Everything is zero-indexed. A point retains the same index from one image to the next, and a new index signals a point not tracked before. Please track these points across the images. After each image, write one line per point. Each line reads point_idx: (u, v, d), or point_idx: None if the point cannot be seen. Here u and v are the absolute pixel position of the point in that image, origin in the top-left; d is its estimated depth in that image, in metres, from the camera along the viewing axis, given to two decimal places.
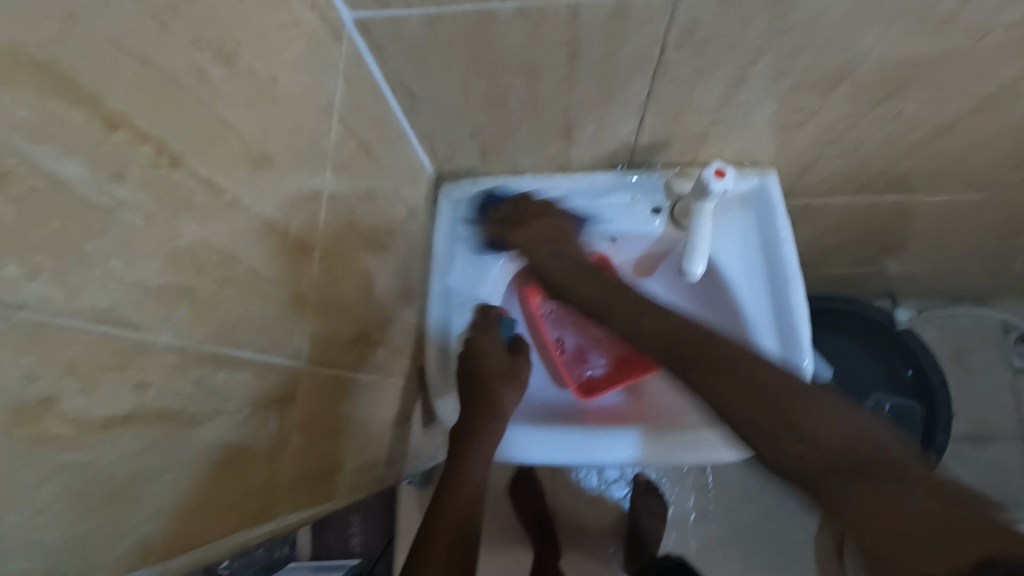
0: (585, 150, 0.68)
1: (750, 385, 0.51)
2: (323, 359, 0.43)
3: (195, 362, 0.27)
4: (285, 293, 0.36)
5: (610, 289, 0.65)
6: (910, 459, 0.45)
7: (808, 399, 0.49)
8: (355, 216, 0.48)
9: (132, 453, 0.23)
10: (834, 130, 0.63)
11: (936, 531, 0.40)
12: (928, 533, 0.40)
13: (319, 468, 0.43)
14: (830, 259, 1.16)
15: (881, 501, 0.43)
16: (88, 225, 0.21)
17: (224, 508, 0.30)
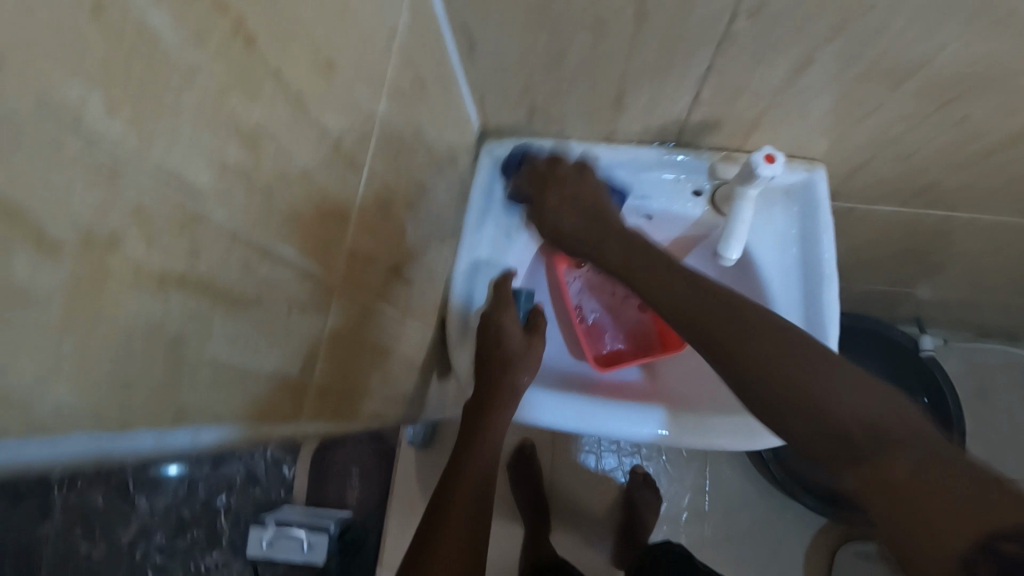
0: (634, 121, 0.67)
1: (772, 355, 0.46)
2: (357, 283, 0.43)
3: (245, 246, 0.28)
4: (332, 206, 0.36)
5: (619, 246, 0.58)
6: (941, 440, 0.39)
7: (826, 366, 0.45)
8: (403, 150, 0.49)
9: (181, 315, 0.24)
10: (893, 129, 0.61)
11: (975, 507, 0.34)
12: (950, 497, 0.35)
13: (340, 389, 0.44)
14: (864, 273, 1.14)
15: (914, 463, 0.37)
16: (167, 79, 0.21)
17: (255, 397, 0.31)
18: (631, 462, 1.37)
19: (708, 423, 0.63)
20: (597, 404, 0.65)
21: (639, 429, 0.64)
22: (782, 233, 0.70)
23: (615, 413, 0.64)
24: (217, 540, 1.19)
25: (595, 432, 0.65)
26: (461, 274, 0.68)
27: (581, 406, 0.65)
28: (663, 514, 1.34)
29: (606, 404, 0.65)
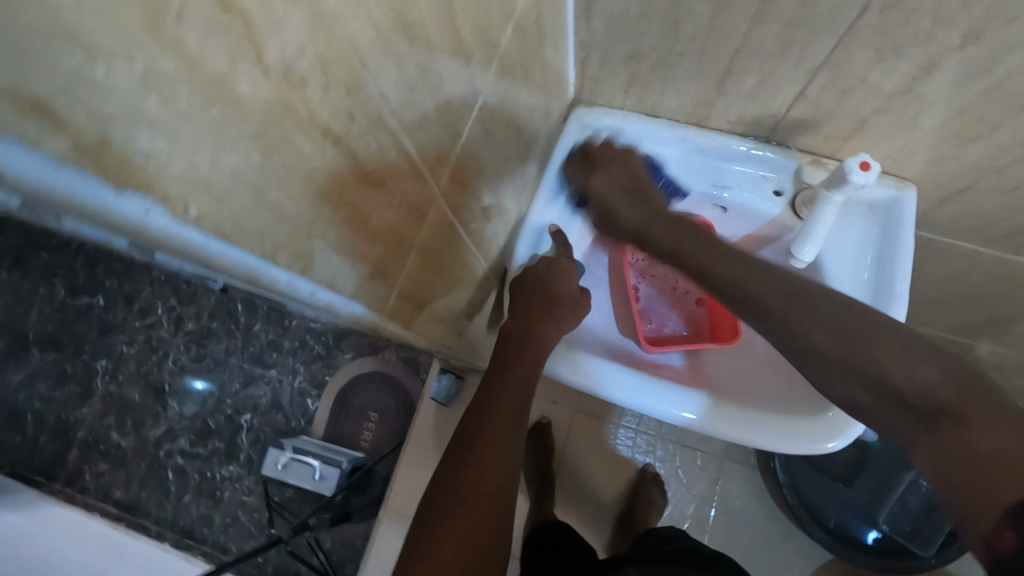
0: (731, 108, 0.67)
1: (834, 318, 0.53)
2: (449, 206, 0.45)
3: None
4: (449, 121, 0.38)
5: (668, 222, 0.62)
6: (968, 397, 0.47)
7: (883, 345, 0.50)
8: (509, 90, 0.50)
9: None
10: (1003, 157, 0.59)
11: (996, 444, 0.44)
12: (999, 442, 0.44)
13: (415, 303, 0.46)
14: (926, 315, 1.11)
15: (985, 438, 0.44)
16: None
17: None
18: (644, 460, 1.39)
19: (742, 415, 0.64)
20: (639, 376, 0.66)
21: (676, 407, 0.65)
22: (857, 247, 0.69)
23: (657, 389, 0.65)
24: (235, 455, 1.28)
25: (626, 405, 0.66)
26: (527, 238, 0.71)
27: (624, 375, 0.66)
28: (665, 516, 1.35)
29: (648, 379, 0.66)
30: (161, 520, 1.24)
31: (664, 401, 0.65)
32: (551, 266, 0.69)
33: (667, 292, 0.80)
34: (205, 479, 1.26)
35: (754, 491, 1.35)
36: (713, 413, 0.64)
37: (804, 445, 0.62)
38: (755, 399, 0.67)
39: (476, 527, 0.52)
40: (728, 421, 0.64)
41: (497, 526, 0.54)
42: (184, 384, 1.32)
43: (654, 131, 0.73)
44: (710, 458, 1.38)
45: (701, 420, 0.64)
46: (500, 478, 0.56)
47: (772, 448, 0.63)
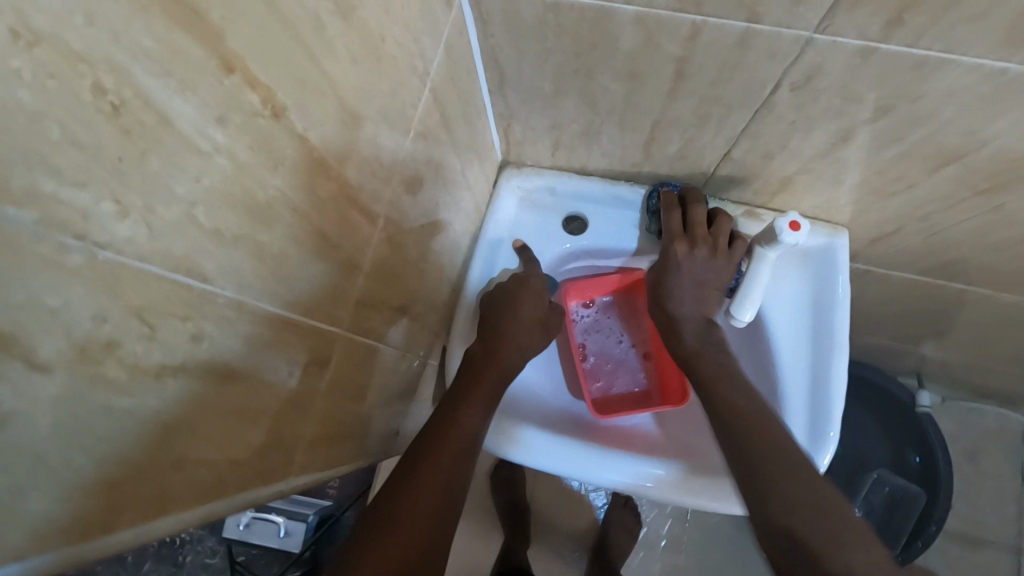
0: (660, 167, 0.66)
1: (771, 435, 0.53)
2: (362, 330, 0.42)
3: (248, 318, 0.26)
4: (345, 260, 0.35)
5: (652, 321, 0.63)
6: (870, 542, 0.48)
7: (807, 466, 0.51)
8: (422, 188, 0.47)
9: (177, 401, 0.23)
10: (925, 207, 0.60)
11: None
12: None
13: (332, 436, 0.43)
14: (871, 328, 1.14)
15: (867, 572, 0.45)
16: (182, 168, 0.20)
17: (243, 462, 0.30)
18: None
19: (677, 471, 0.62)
20: (574, 440, 0.64)
21: (613, 471, 0.63)
22: (797, 295, 0.68)
23: (593, 455, 0.63)
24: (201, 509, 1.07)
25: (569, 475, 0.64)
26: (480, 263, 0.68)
27: (558, 439, 0.64)
28: (641, 538, 1.35)
29: (582, 441, 0.65)
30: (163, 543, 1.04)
31: (606, 469, 0.63)
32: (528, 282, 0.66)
33: (614, 348, 0.78)
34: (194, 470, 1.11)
35: None
36: (648, 476, 0.62)
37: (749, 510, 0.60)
38: (698, 458, 0.65)
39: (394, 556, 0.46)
40: (669, 487, 0.62)
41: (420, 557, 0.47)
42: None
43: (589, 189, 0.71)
44: None
45: (644, 487, 0.62)
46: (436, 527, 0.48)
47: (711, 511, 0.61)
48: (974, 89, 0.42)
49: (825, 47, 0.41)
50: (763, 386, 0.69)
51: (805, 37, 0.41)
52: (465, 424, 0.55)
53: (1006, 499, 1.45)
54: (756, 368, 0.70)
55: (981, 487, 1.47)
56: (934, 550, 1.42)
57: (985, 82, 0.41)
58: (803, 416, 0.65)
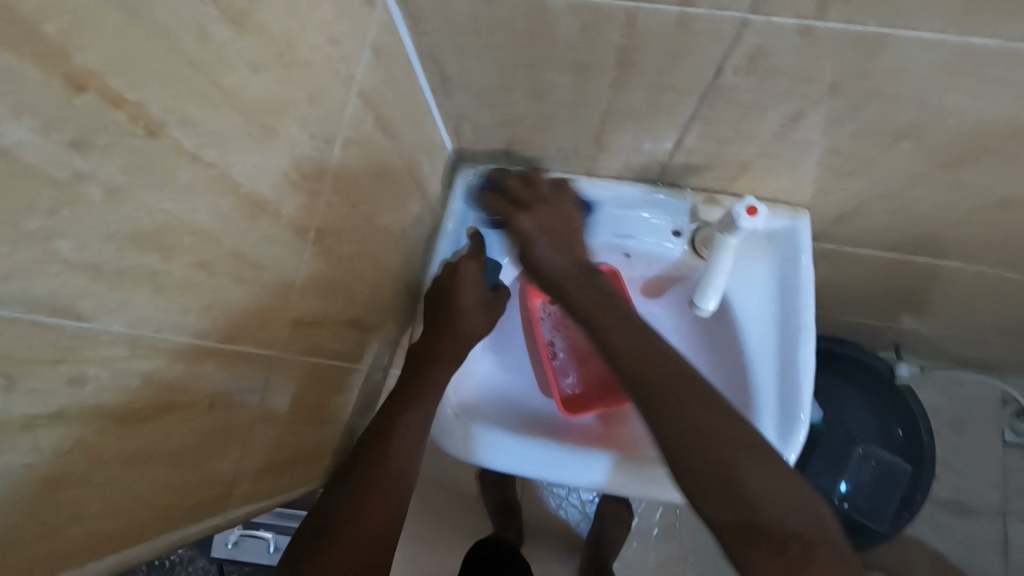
0: (617, 158, 0.64)
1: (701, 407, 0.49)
2: (306, 348, 0.40)
3: (151, 352, 0.24)
4: (273, 280, 0.33)
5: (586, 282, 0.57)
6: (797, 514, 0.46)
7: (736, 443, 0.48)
8: (365, 195, 0.45)
9: (60, 452, 0.21)
10: (884, 183, 0.59)
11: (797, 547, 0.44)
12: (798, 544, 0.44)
13: (283, 460, 0.41)
14: (847, 306, 1.14)
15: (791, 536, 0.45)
16: (32, 200, 0.18)
17: (166, 503, 0.28)
18: None
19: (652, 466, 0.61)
20: (546, 444, 0.63)
21: (591, 471, 0.62)
22: (761, 280, 0.68)
23: (567, 457, 0.62)
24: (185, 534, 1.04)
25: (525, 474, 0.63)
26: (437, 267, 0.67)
27: (526, 443, 0.63)
28: (633, 529, 1.36)
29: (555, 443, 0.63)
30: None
31: (561, 467, 0.62)
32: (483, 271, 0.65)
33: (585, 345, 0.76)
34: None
35: None
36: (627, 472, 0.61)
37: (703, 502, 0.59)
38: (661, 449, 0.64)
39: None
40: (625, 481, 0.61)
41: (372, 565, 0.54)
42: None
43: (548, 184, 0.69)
44: None
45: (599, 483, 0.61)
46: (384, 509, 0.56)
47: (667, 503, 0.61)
48: (920, 62, 0.41)
49: (765, 27, 0.40)
50: (733, 374, 0.68)
51: (745, 16, 0.39)
52: (403, 448, 0.58)
53: (989, 464, 1.47)
54: (726, 355, 0.69)
55: (966, 454, 1.48)
56: (923, 520, 1.44)
57: (931, 55, 0.40)
58: (773, 401, 0.64)
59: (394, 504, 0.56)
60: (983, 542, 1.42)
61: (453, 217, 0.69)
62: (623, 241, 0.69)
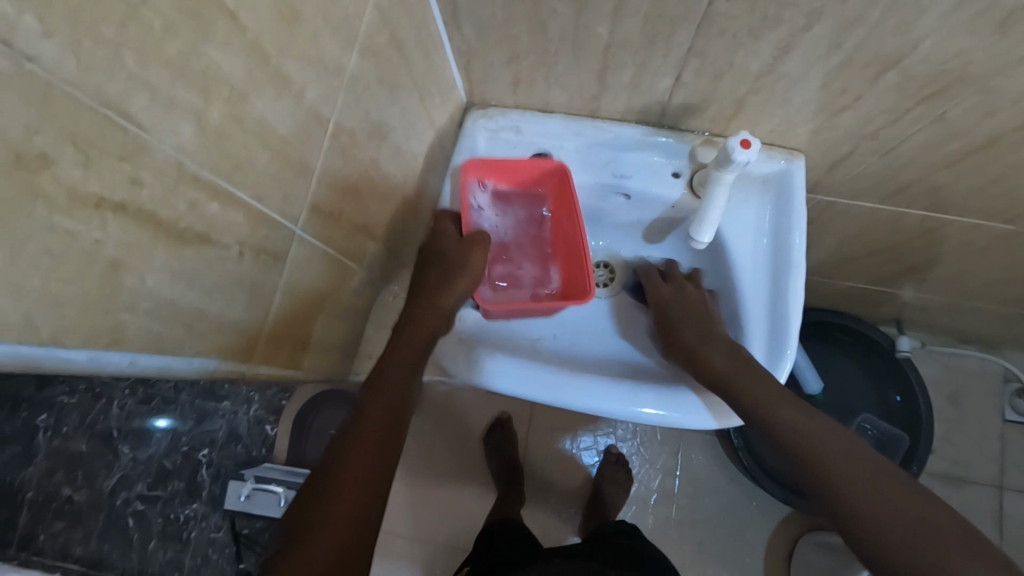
0: (618, 99, 0.68)
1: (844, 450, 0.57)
2: (324, 239, 0.44)
3: (193, 183, 0.28)
4: (297, 159, 0.37)
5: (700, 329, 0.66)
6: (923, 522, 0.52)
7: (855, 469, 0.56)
8: (380, 110, 0.49)
9: (120, 236, 0.25)
10: (872, 123, 0.62)
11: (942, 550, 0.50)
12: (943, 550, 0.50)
13: (296, 339, 0.45)
14: (846, 271, 1.17)
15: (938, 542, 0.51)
16: (110, 9, 0.21)
17: (199, 330, 0.32)
18: (606, 441, 1.44)
19: (686, 395, 0.65)
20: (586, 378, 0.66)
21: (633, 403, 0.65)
22: (755, 221, 0.71)
23: (610, 388, 0.65)
24: (198, 492, 1.15)
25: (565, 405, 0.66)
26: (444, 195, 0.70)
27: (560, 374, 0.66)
28: (633, 494, 1.39)
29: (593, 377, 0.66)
30: (165, 537, 1.12)
31: (593, 395, 0.65)
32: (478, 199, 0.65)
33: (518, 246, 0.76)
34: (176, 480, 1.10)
35: (711, 458, 1.41)
36: (670, 403, 0.64)
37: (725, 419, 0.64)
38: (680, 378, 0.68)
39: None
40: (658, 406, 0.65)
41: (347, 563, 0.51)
42: (140, 426, 1.08)
43: (553, 127, 0.73)
44: (670, 430, 1.44)
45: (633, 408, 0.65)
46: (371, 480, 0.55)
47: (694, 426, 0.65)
48: None
49: None
50: (727, 312, 0.71)
51: None
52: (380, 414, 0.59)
53: (987, 438, 1.49)
54: (722, 293, 0.73)
55: (965, 429, 1.50)
56: None
57: None
58: (763, 332, 0.68)
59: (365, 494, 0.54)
60: (980, 515, 1.44)
61: (462, 154, 0.72)
62: (624, 181, 0.72)
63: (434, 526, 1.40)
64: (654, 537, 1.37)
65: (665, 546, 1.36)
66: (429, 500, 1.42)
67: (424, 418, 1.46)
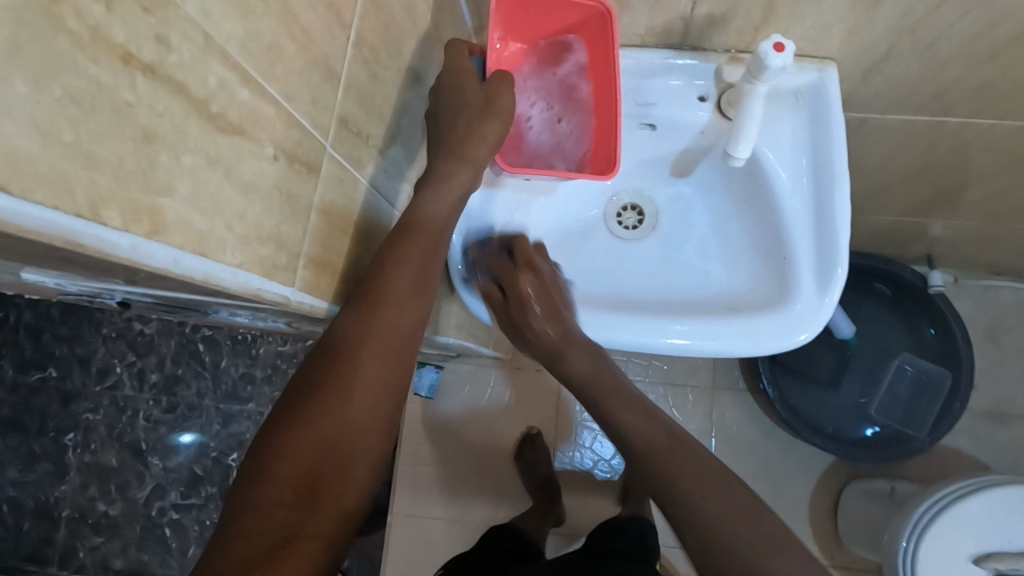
0: (639, 17, 0.65)
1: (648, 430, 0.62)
2: (355, 163, 0.42)
3: (222, 62, 0.25)
4: (324, 63, 0.35)
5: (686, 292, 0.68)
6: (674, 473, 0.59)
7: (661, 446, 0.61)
8: (398, 29, 0.46)
9: (151, 101, 0.22)
10: (913, 12, 0.59)
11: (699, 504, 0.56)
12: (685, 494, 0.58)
13: (335, 268, 0.42)
14: (876, 203, 1.13)
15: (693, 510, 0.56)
16: None
17: (243, 236, 0.29)
18: None
19: (708, 325, 0.65)
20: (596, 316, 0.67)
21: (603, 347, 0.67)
22: (792, 136, 0.67)
23: (642, 325, 0.66)
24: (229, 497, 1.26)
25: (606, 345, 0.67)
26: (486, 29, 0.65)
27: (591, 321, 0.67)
28: None
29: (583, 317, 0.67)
30: (201, 540, 1.25)
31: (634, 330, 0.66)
32: (495, 100, 0.59)
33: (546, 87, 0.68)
34: (207, 481, 1.25)
35: (744, 414, 1.39)
36: (699, 332, 0.65)
37: (773, 342, 0.64)
38: (705, 307, 0.69)
39: (268, 546, 0.42)
40: (696, 328, 0.65)
41: (303, 508, 0.44)
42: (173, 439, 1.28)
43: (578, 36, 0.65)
44: (700, 391, 1.41)
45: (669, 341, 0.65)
46: (364, 413, 0.49)
47: (735, 354, 0.65)
48: None
49: None
50: (769, 235, 0.69)
51: None
52: (386, 328, 0.51)
53: None
54: (761, 219, 0.70)
55: (1006, 365, 1.45)
56: (964, 431, 1.42)
57: None
58: (810, 253, 0.66)
59: (349, 419, 0.48)
60: None
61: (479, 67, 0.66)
62: (649, 108, 0.69)
63: (469, 508, 1.39)
64: None
65: None
66: (461, 483, 1.40)
67: (450, 400, 1.44)
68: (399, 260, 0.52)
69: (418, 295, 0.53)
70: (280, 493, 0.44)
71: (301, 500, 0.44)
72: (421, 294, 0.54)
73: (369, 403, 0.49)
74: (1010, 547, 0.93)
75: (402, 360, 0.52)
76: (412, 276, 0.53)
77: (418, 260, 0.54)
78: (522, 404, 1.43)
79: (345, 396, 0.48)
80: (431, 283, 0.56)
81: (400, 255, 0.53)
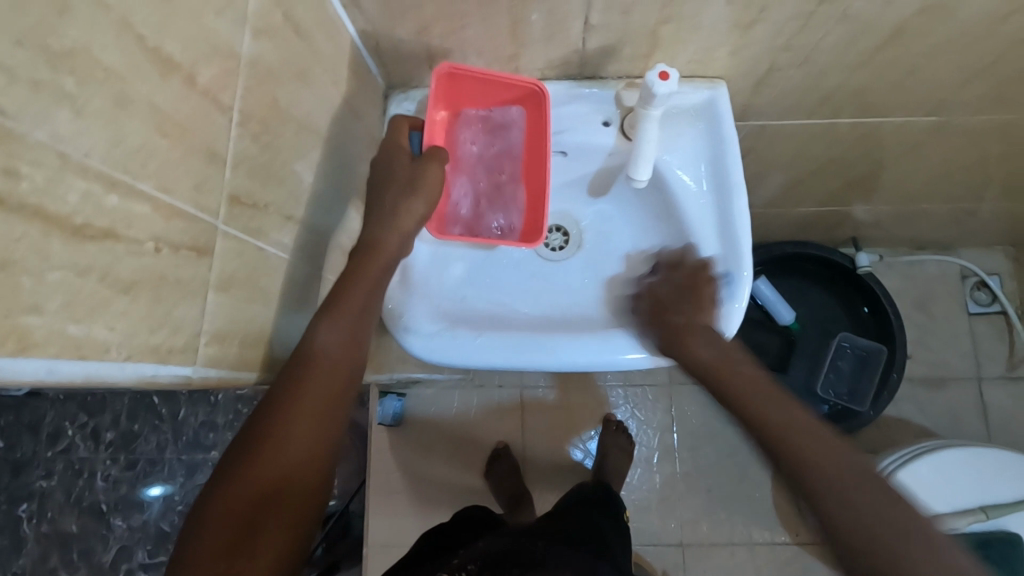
0: (537, 54, 0.68)
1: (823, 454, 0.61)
2: (254, 231, 0.43)
3: (81, 175, 0.27)
4: (204, 146, 0.36)
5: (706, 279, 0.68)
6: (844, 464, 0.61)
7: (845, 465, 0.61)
8: (289, 95, 0.48)
9: (5, 232, 0.23)
10: (784, 32, 0.64)
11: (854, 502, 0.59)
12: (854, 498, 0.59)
13: (246, 335, 0.43)
14: (800, 194, 1.18)
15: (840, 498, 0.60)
16: None
17: (128, 331, 0.31)
18: (601, 411, 1.44)
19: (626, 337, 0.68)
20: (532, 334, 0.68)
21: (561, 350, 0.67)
22: (692, 151, 0.71)
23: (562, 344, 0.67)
24: None
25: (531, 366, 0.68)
26: None
27: (515, 346, 0.68)
28: (636, 457, 1.41)
29: (506, 339, 0.68)
30: None
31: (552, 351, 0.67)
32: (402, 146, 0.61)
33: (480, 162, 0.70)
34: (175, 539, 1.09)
35: (703, 407, 1.43)
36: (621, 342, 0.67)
37: (688, 351, 0.68)
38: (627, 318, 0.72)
39: None
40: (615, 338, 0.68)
41: (237, 555, 0.46)
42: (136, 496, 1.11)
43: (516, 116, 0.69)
44: (659, 388, 1.45)
45: (580, 355, 0.67)
46: (297, 461, 0.50)
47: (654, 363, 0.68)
48: None
49: None
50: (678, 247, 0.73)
51: None
52: (323, 379, 0.52)
53: (958, 335, 1.53)
54: (673, 231, 0.74)
55: (937, 331, 1.54)
56: (906, 399, 1.50)
57: None
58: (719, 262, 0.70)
59: (281, 468, 0.49)
60: (965, 409, 1.49)
61: None
62: (559, 138, 0.72)
63: None
64: (664, 495, 1.39)
65: (673, 500, 1.39)
66: (434, 508, 1.40)
67: (415, 426, 1.44)
68: (331, 317, 0.54)
69: (355, 346, 0.55)
70: (215, 542, 0.46)
71: (235, 546, 0.46)
72: (359, 345, 0.56)
73: (304, 454, 0.50)
74: (950, 506, 0.99)
75: (339, 407, 0.53)
76: (346, 325, 0.55)
77: (353, 319, 0.55)
78: (486, 423, 1.44)
79: (279, 446, 0.49)
80: (365, 330, 0.57)
81: (339, 311, 0.55)
